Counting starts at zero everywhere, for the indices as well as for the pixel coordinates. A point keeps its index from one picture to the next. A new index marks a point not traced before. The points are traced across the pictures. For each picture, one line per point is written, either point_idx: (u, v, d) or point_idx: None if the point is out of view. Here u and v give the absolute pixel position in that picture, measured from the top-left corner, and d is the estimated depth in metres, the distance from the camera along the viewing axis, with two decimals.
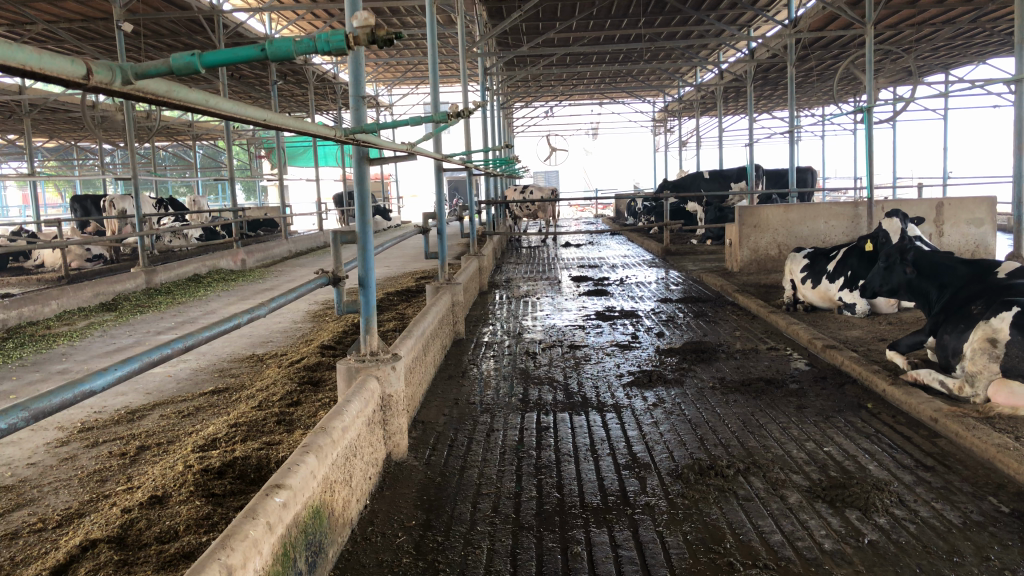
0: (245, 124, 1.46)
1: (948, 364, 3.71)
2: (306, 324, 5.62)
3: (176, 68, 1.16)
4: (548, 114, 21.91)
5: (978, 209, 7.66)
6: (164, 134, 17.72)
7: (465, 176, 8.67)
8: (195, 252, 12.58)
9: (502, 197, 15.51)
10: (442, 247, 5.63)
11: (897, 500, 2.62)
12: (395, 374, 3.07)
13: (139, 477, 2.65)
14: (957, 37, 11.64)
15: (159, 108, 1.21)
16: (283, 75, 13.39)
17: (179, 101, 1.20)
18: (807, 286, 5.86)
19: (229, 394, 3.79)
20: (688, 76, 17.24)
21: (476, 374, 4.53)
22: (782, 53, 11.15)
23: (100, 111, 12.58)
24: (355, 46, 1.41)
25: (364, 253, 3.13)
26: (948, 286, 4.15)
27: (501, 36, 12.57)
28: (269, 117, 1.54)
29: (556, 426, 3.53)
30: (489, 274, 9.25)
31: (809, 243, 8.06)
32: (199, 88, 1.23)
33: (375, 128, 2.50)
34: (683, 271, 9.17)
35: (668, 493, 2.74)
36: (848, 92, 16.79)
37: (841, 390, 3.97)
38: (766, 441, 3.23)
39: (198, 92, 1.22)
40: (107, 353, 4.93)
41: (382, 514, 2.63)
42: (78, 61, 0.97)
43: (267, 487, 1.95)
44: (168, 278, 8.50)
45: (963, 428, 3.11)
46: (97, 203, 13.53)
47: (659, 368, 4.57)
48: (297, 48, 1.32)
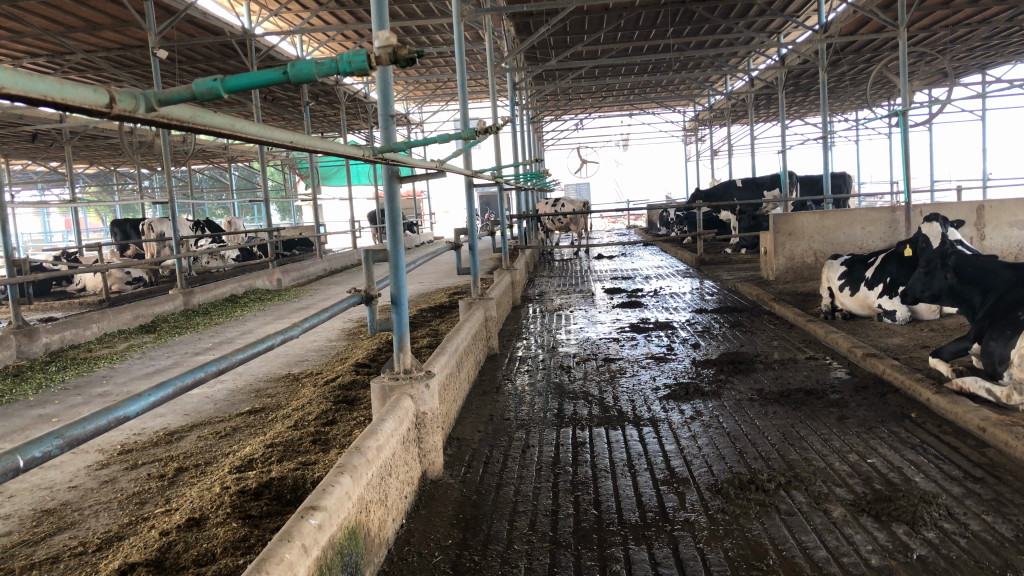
0: (270, 147, 1.46)
1: (995, 372, 3.62)
2: (340, 342, 5.64)
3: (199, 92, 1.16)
4: (577, 127, 21.92)
5: (1021, 211, 7.48)
6: (200, 157, 18.02)
7: (497, 192, 8.69)
8: (231, 272, 12.74)
9: (534, 210, 15.53)
10: (474, 262, 5.61)
11: (946, 513, 2.54)
12: (428, 392, 3.07)
13: (177, 499, 2.67)
14: (992, 37, 11.43)
15: (183, 134, 1.21)
16: (314, 97, 13.56)
17: (203, 127, 1.20)
18: (846, 294, 5.77)
19: (265, 414, 3.80)
20: (717, 84, 17.15)
21: (510, 390, 4.51)
22: (813, 59, 11.05)
23: (137, 136, 12.83)
24: (378, 66, 1.40)
25: (396, 270, 3.13)
26: (993, 291, 4.04)
27: (530, 50, 12.63)
28: (295, 138, 1.54)
29: (593, 441, 3.50)
30: (523, 289, 9.24)
31: (846, 249, 7.93)
32: (224, 113, 1.23)
33: (404, 147, 2.49)
34: (718, 280, 9.09)
35: (709, 509, 2.69)
36: (882, 96, 16.57)
37: (883, 400, 3.89)
38: (808, 453, 3.17)
39: (223, 117, 1.22)
40: (146, 375, 4.99)
41: (418, 534, 2.62)
42: (101, 90, 0.98)
43: (302, 508, 1.94)
44: (206, 299, 8.62)
45: (1012, 437, 3.02)
46: (136, 226, 13.79)
47: (695, 381, 4.50)
48: (320, 69, 1.32)
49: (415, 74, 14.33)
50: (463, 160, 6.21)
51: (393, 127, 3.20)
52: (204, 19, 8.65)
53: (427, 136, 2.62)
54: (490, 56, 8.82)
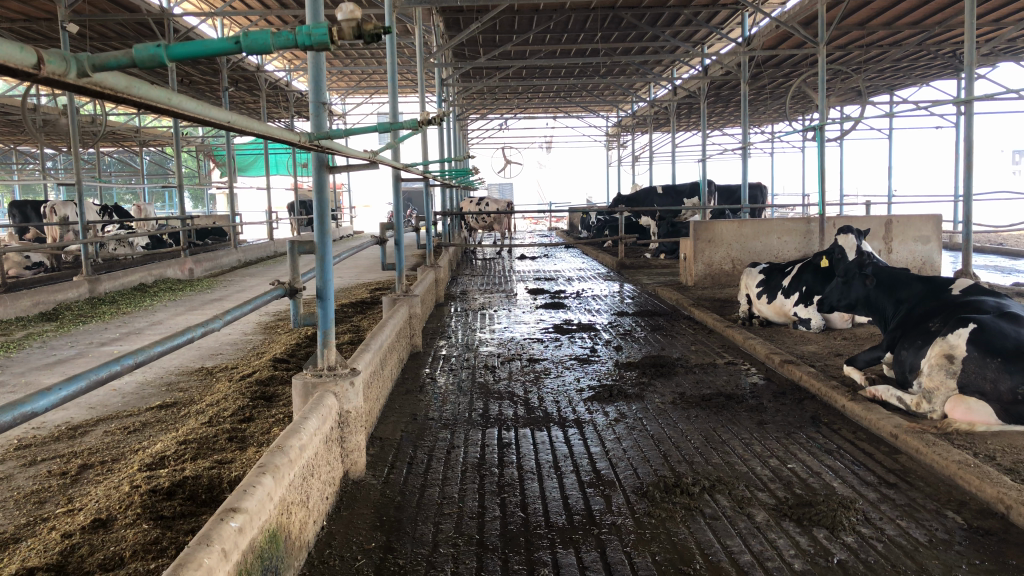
0: (209, 125, 1.36)
1: (906, 381, 3.75)
2: (257, 336, 5.46)
3: (140, 59, 1.08)
4: (503, 126, 21.95)
5: (925, 226, 7.83)
6: (110, 139, 17.27)
7: (422, 187, 8.56)
8: (140, 260, 12.24)
9: (457, 209, 15.46)
10: (399, 258, 5.49)
11: (863, 518, 2.61)
12: (353, 390, 2.98)
13: (81, 499, 2.51)
14: (903, 59, 11.94)
15: (116, 106, 1.11)
16: (234, 82, 13.17)
17: (142, 100, 1.11)
18: (763, 301, 5.91)
19: (177, 409, 3.63)
20: (641, 91, 17.42)
21: (433, 389, 4.44)
22: (736, 71, 11.31)
23: (42, 114, 12.19)
24: (338, 40, 1.30)
25: (323, 263, 3.02)
26: (905, 302, 4.19)
27: (459, 47, 12.55)
28: (235, 118, 1.44)
29: (518, 442, 3.47)
30: (445, 287, 9.15)
31: (762, 258, 8.15)
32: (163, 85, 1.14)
33: (339, 135, 2.40)
34: (638, 284, 9.22)
35: (635, 512, 2.69)
36: (798, 111, 17.14)
37: (800, 406, 3.98)
38: (730, 457, 3.21)
39: (162, 90, 1.13)
40: (47, 365, 4.72)
41: (340, 537, 2.53)
42: (28, 49, 0.88)
43: (222, 510, 1.84)
44: (113, 287, 8.23)
45: (922, 445, 3.12)
46: (38, 209, 13.11)
47: (618, 383, 4.52)
48: (276, 41, 1.22)
49: (341, 65, 14.07)
50: (391, 154, 6.08)
51: (324, 115, 3.10)
52: None
53: (363, 125, 2.53)
54: (420, 51, 8.65)
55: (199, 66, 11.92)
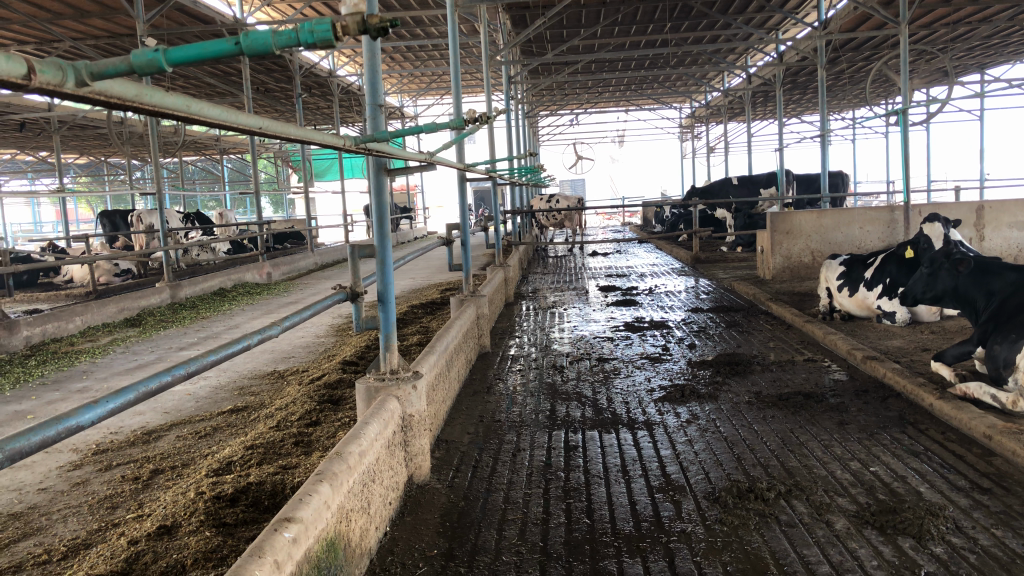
0: (231, 131, 1.34)
1: (999, 377, 3.50)
2: (328, 339, 5.52)
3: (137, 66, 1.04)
4: (574, 122, 21.83)
5: (1020, 212, 7.40)
6: (192, 149, 17.84)
7: (491, 186, 8.52)
8: (221, 265, 12.60)
9: (529, 206, 15.41)
10: (466, 258, 5.44)
11: (954, 527, 2.44)
12: (416, 394, 2.95)
13: (149, 504, 2.54)
14: (993, 36, 11.35)
15: (125, 114, 1.09)
16: (307, 88, 13.44)
17: (150, 108, 1.09)
18: (844, 294, 5.67)
19: (247, 413, 3.67)
20: (713, 81, 17.06)
21: (502, 390, 4.39)
22: (812, 56, 10.95)
23: (128, 127, 12.65)
24: (342, 35, 1.25)
25: (383, 266, 3.01)
26: (997, 294, 3.93)
27: (526, 44, 12.52)
28: (262, 123, 1.42)
29: (586, 445, 3.39)
30: (516, 286, 9.11)
31: (844, 249, 7.84)
32: (177, 93, 1.13)
33: (391, 136, 2.35)
34: (714, 279, 8.98)
35: (706, 519, 2.58)
36: (881, 95, 16.50)
37: (884, 404, 3.79)
38: (808, 460, 3.06)
39: (175, 97, 1.11)
40: (128, 370, 4.86)
41: (403, 543, 2.50)
42: (18, 59, 0.86)
43: (276, 520, 1.83)
44: (194, 292, 8.47)
45: (1019, 446, 2.92)
46: (126, 218, 13.62)
47: (691, 382, 4.39)
48: (277, 41, 1.19)
49: (410, 67, 14.20)
50: (456, 153, 6.03)
51: (381, 116, 3.08)
52: (194, 7, 8.49)
53: (418, 124, 2.49)
54: (484, 49, 8.63)
55: (273, 74, 12.22)
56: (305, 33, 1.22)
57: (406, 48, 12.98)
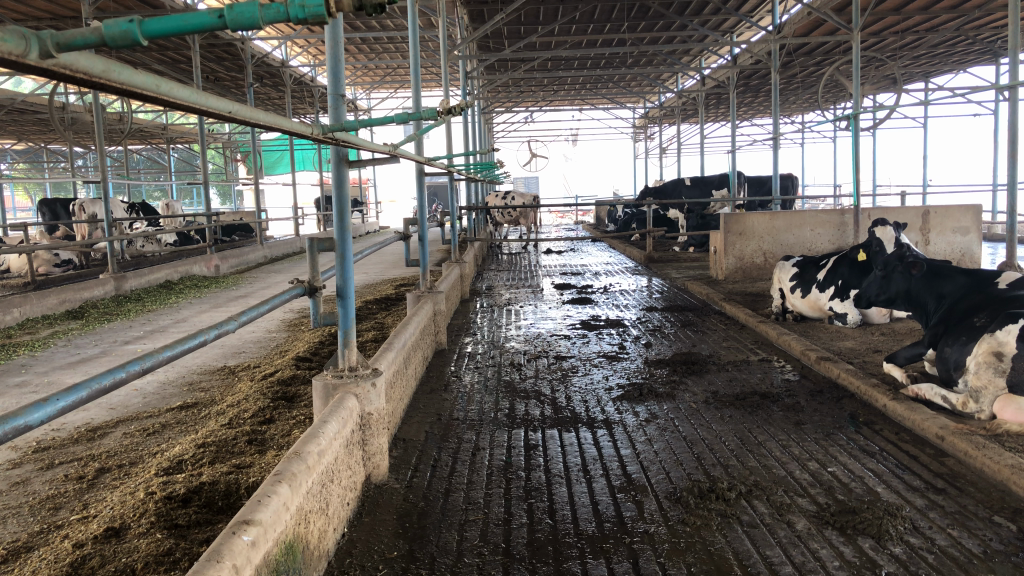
0: (203, 114, 1.28)
1: (950, 378, 3.57)
2: (280, 334, 5.39)
3: (111, 36, 1.00)
4: (528, 120, 21.81)
5: (964, 217, 7.60)
6: (138, 136, 17.37)
7: (447, 182, 8.44)
8: (167, 257, 12.28)
9: (484, 202, 15.35)
10: (423, 252, 5.35)
11: (912, 527, 2.46)
12: (375, 392, 2.88)
13: (95, 505, 2.43)
14: (940, 45, 11.64)
15: (91, 92, 1.03)
16: (260, 78, 13.18)
17: (121, 85, 1.03)
18: (797, 295, 5.74)
19: (197, 410, 3.56)
20: (668, 82, 17.21)
21: (458, 388, 4.34)
22: (766, 59, 11.10)
23: (70, 112, 12.25)
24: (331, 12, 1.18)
25: (343, 261, 2.93)
26: (948, 297, 4.01)
27: (483, 39, 12.46)
28: (234, 108, 1.35)
29: (545, 444, 3.36)
30: (471, 282, 9.05)
31: (795, 251, 7.95)
32: (149, 73, 1.07)
33: (357, 127, 2.28)
34: (667, 279, 9.05)
35: (668, 519, 2.57)
36: (830, 100, 16.83)
37: (839, 405, 3.84)
38: (766, 460, 3.08)
39: (147, 76, 1.05)
40: (70, 364, 4.68)
41: (361, 545, 2.44)
42: None
43: (234, 523, 1.75)
44: (139, 285, 8.23)
45: (972, 447, 2.97)
46: (67, 206, 13.20)
47: (648, 381, 4.39)
48: (264, 15, 1.13)
49: (365, 59, 14.02)
50: (414, 147, 5.94)
51: (343, 106, 2.99)
52: None
53: (383, 114, 2.43)
54: (442, 43, 8.54)
55: (224, 63, 11.97)
56: (295, 7, 1.16)
57: (361, 40, 12.82)
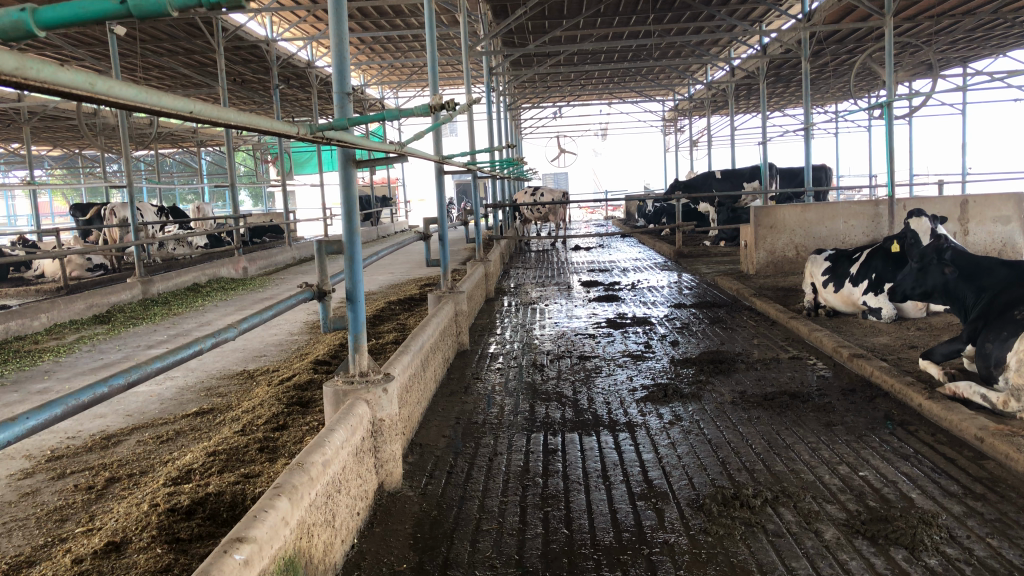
0: (136, 110, 1.22)
1: (990, 376, 3.40)
2: (302, 336, 5.36)
3: (2, 29, 1.05)
4: (557, 115, 21.69)
5: (1005, 206, 7.34)
6: (168, 141, 17.56)
7: (471, 179, 8.33)
8: (197, 259, 12.38)
9: (512, 199, 15.29)
10: (444, 253, 5.25)
11: (948, 536, 2.33)
12: (386, 398, 2.81)
13: (101, 517, 2.39)
14: (977, 29, 11.33)
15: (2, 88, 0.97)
16: (286, 80, 13.25)
17: (43, 84, 0.99)
18: (829, 290, 5.57)
19: (213, 416, 3.52)
20: (696, 73, 17.01)
21: (480, 390, 4.25)
22: (796, 48, 10.88)
23: (100, 118, 12.40)
24: None
25: (352, 264, 2.86)
26: (987, 289, 3.83)
27: (507, 34, 12.37)
28: (185, 106, 1.31)
29: (565, 448, 3.27)
30: (498, 281, 8.94)
31: (828, 243, 7.75)
32: (71, 68, 1.02)
33: (353, 125, 2.19)
34: (697, 274, 8.88)
35: (689, 529, 2.46)
36: (864, 88, 16.49)
37: (872, 404, 3.69)
38: (794, 464, 2.95)
39: (67, 72, 1.01)
40: (93, 370, 4.68)
41: (371, 556, 2.36)
42: None
43: (227, 541, 1.68)
44: (166, 288, 8.25)
45: (1013, 449, 2.82)
46: (99, 211, 13.37)
47: (674, 381, 4.27)
48: None
49: (390, 58, 14.03)
50: (434, 145, 5.83)
51: (351, 106, 2.91)
52: None
53: (385, 111, 2.36)
54: (462, 38, 8.42)
55: (250, 65, 12.04)
56: None
57: (385, 39, 12.79)
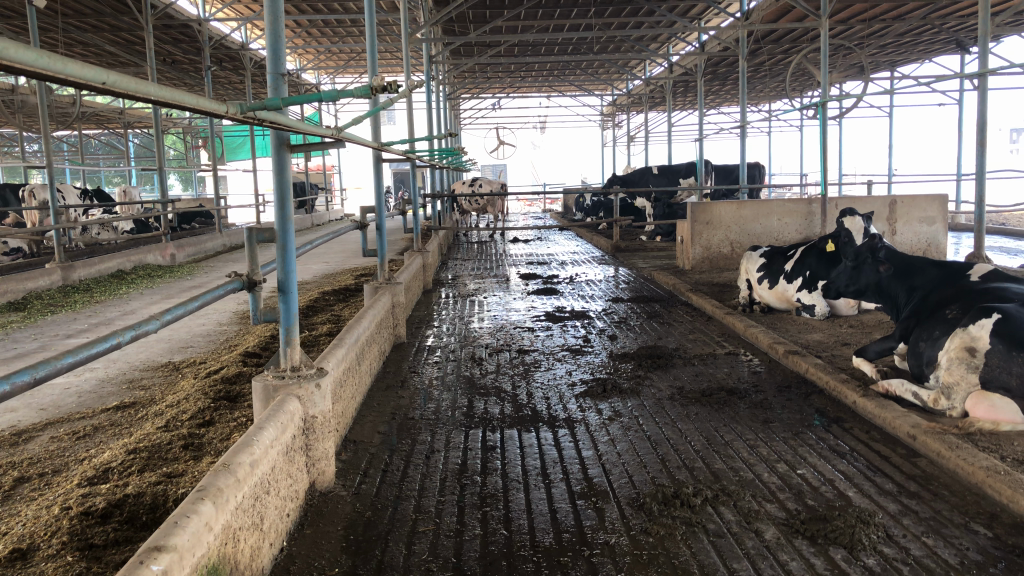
0: (31, 75, 1.07)
1: (922, 374, 3.46)
2: (231, 327, 5.17)
3: None
4: (496, 106, 21.60)
5: (930, 207, 7.55)
6: (93, 120, 16.89)
7: (410, 168, 8.19)
8: (122, 244, 11.94)
9: (450, 190, 15.18)
10: (381, 243, 5.10)
11: (885, 535, 2.34)
12: (320, 394, 2.69)
13: (7, 520, 2.22)
14: (906, 34, 11.65)
15: None
16: (219, 62, 12.87)
17: None
18: (764, 286, 5.64)
19: (134, 410, 3.35)
20: (636, 69, 17.13)
21: (416, 384, 4.16)
22: (733, 46, 11.02)
23: (19, 95, 11.83)
24: None
25: (285, 253, 2.73)
26: (920, 288, 3.89)
27: (448, 22, 12.24)
28: (95, 73, 1.16)
29: (504, 445, 3.20)
30: (435, 273, 8.84)
31: (762, 240, 7.86)
32: None
33: (285, 105, 2.05)
34: (633, 268, 8.93)
35: (630, 529, 2.42)
36: (797, 89, 16.85)
37: (807, 401, 3.71)
38: (733, 462, 2.95)
39: None
40: (4, 360, 4.42)
41: (301, 560, 2.26)
42: None
43: (144, 550, 1.56)
44: (88, 275, 7.91)
45: (945, 447, 2.86)
46: (17, 193, 12.77)
47: (612, 376, 4.25)
48: None
49: (327, 43, 13.75)
50: (372, 132, 5.67)
51: (286, 86, 2.76)
52: None
53: (320, 93, 2.23)
54: (403, 25, 8.23)
55: (180, 45, 11.63)
56: None
57: (323, 23, 12.52)
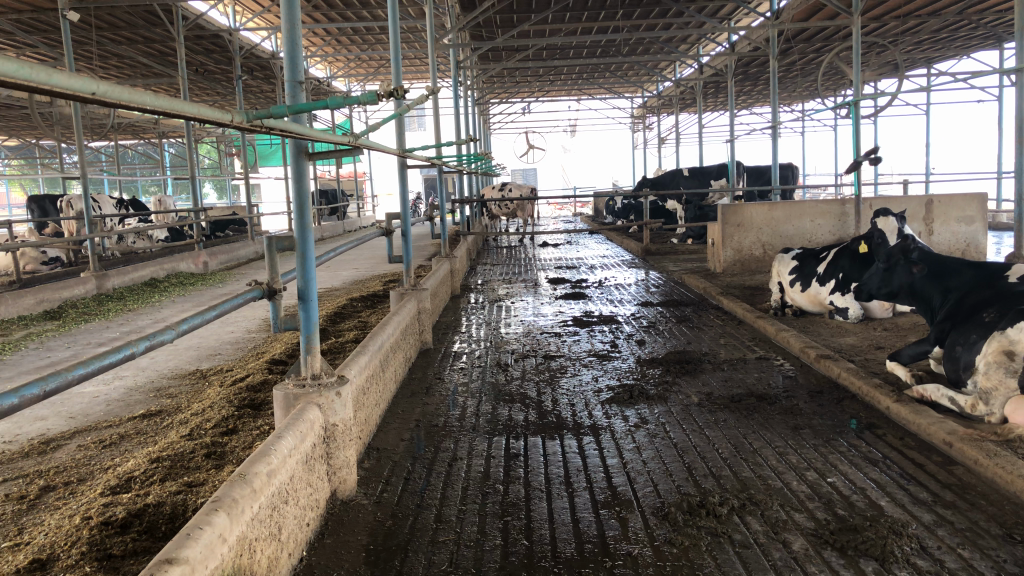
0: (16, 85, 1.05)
1: (959, 379, 3.36)
2: (260, 334, 5.20)
3: None
4: (526, 110, 21.60)
5: (969, 206, 7.37)
6: (130, 131, 17.19)
7: (438, 173, 8.19)
8: (156, 252, 12.11)
9: (480, 195, 15.19)
10: (407, 249, 5.09)
11: (919, 547, 2.26)
12: (340, 402, 2.68)
13: (29, 530, 2.23)
14: (942, 30, 11.43)
15: None
16: (250, 71, 13.02)
17: None
18: (796, 289, 5.54)
19: (160, 419, 3.37)
20: (665, 71, 17.03)
21: (442, 391, 4.14)
22: (764, 45, 10.90)
23: (56, 107, 12.06)
24: None
25: (304, 261, 2.73)
26: (954, 290, 3.78)
27: (475, 28, 12.26)
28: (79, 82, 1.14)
29: (528, 453, 3.17)
30: (464, 278, 8.83)
31: (795, 242, 7.73)
32: None
33: (294, 112, 2.03)
34: (664, 272, 8.84)
35: (654, 540, 2.37)
36: (830, 88, 16.62)
37: (840, 407, 3.62)
38: (761, 470, 2.88)
39: None
40: (38, 369, 4.48)
41: (319, 571, 2.24)
42: None
43: (155, 563, 1.55)
44: (121, 283, 8.01)
45: (982, 454, 2.77)
46: (55, 203, 13.02)
47: (639, 382, 4.19)
48: None
49: (357, 50, 13.85)
50: (397, 138, 5.67)
51: (303, 93, 2.75)
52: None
53: (330, 99, 2.22)
54: (429, 30, 8.18)
55: (212, 55, 11.78)
56: None
57: (351, 31, 12.62)
